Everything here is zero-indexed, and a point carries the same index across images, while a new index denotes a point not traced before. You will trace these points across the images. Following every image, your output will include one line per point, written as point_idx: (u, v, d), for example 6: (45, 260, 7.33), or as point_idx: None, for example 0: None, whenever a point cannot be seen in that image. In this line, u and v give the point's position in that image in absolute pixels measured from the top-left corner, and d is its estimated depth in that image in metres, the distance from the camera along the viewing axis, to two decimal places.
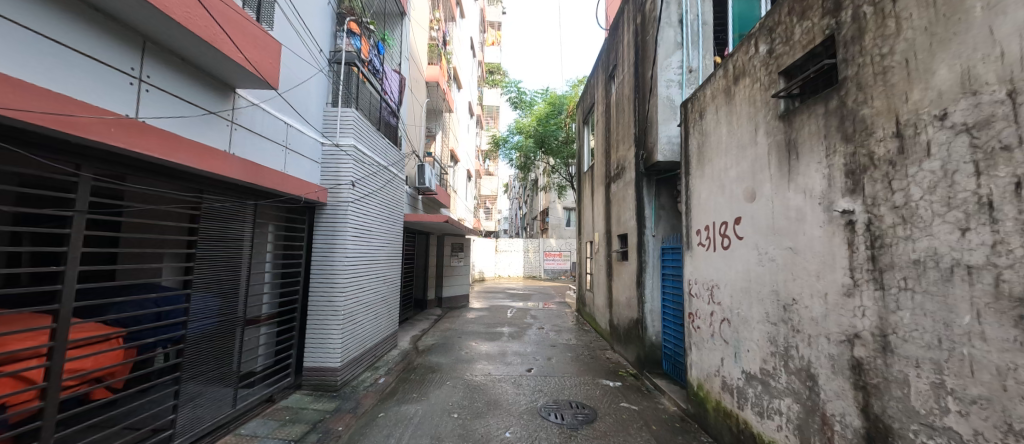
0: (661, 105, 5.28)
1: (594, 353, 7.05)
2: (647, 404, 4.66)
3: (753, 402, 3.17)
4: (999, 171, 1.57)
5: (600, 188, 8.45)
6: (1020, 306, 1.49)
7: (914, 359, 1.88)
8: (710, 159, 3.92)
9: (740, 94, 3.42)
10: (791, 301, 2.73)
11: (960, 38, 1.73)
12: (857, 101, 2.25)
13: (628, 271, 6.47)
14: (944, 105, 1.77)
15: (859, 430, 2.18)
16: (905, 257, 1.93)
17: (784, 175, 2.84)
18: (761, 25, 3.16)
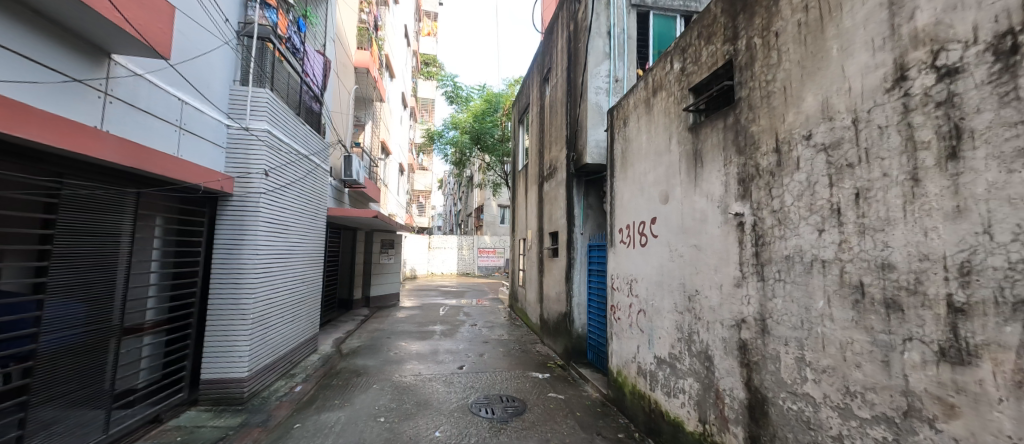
0: (591, 110, 5.59)
1: (525, 347, 7.25)
2: (572, 393, 4.93)
3: (662, 383, 3.52)
4: (844, 183, 1.93)
5: (533, 187, 8.72)
6: (855, 292, 1.85)
7: (785, 338, 2.24)
8: (632, 164, 4.26)
9: (658, 105, 3.76)
10: (695, 292, 3.09)
11: (822, 72, 2.08)
12: (749, 118, 2.61)
13: (558, 268, 6.75)
14: (810, 127, 2.13)
15: (743, 401, 2.55)
16: (779, 253, 2.29)
17: (691, 181, 3.19)
18: (676, 45, 3.52)
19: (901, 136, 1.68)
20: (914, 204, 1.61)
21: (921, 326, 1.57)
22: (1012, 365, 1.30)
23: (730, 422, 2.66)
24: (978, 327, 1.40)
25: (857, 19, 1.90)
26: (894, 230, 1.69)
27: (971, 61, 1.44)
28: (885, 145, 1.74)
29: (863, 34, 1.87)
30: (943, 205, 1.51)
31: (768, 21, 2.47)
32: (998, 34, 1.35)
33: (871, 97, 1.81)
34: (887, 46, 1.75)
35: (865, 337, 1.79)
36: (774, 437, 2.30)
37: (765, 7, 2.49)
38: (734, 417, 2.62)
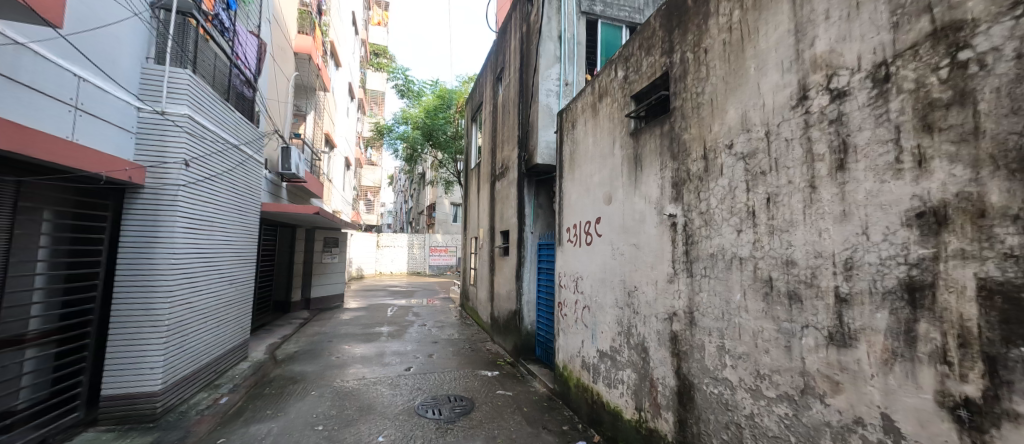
0: (541, 112, 5.73)
1: (475, 346, 7.25)
2: (520, 389, 5.02)
3: (604, 375, 3.70)
4: (758, 189, 2.15)
5: (485, 185, 8.74)
6: (765, 285, 2.08)
7: (709, 329, 2.45)
8: (579, 166, 4.41)
9: (603, 110, 3.94)
10: (633, 288, 3.28)
11: (742, 88, 2.31)
12: (681, 127, 2.82)
13: (509, 267, 6.82)
14: (732, 138, 2.35)
15: (673, 388, 2.76)
16: (705, 251, 2.50)
17: (632, 184, 3.38)
18: (619, 54, 3.71)
19: (802, 148, 1.90)
20: (811, 208, 1.83)
21: (814, 314, 1.79)
22: (882, 345, 1.52)
23: (662, 408, 2.87)
24: (855, 313, 1.62)
25: (771, 42, 2.12)
26: (795, 231, 1.91)
27: (855, 86, 1.66)
28: (790, 156, 1.96)
29: (774, 56, 2.09)
30: (832, 209, 1.73)
31: (698, 38, 2.69)
32: (876, 64, 1.58)
33: (780, 112, 2.04)
34: (793, 68, 1.98)
35: (772, 325, 2.02)
36: (698, 419, 2.51)
37: (697, 25, 2.71)
38: (666, 403, 2.83)
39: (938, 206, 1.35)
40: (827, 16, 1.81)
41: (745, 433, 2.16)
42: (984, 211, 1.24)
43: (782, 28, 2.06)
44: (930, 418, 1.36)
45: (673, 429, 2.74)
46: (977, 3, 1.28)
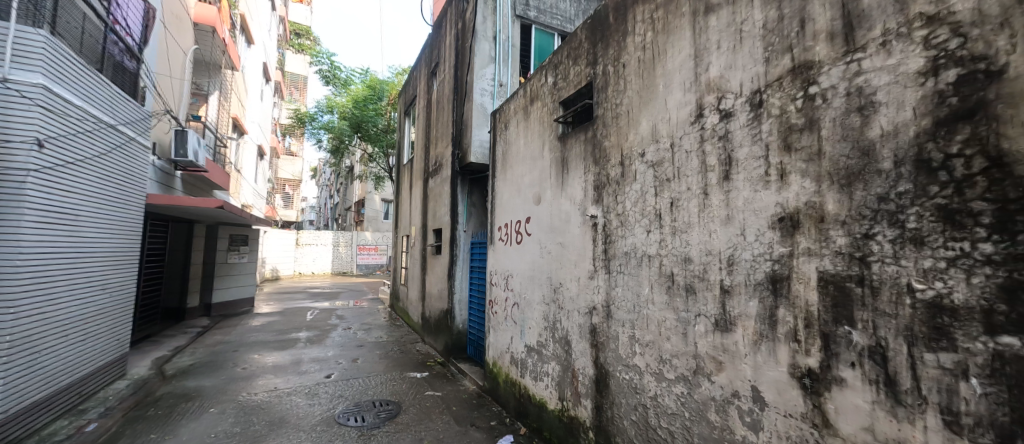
0: (476, 110, 5.75)
1: (404, 348, 7.05)
2: (449, 389, 5.00)
3: (530, 369, 3.85)
4: (664, 194, 2.41)
5: (418, 182, 8.52)
6: (668, 279, 2.33)
7: (623, 321, 2.68)
8: (511, 166, 4.52)
9: (534, 113, 4.08)
10: (559, 285, 3.46)
11: (652, 102, 2.55)
12: (602, 134, 3.03)
13: (441, 265, 6.73)
14: (644, 147, 2.60)
15: (592, 376, 2.97)
16: (621, 250, 2.73)
17: (559, 185, 3.55)
18: (550, 61, 3.87)
19: (698, 159, 2.17)
20: (704, 211, 2.09)
21: (705, 304, 2.06)
22: (753, 328, 1.79)
23: (582, 396, 3.08)
24: (735, 302, 1.89)
25: (675, 64, 2.39)
26: (692, 231, 2.18)
27: (738, 108, 1.94)
28: (689, 166, 2.22)
29: (678, 76, 2.36)
30: (719, 213, 2.00)
31: (618, 53, 2.92)
32: (754, 91, 1.86)
33: (681, 127, 2.30)
34: (692, 89, 2.25)
35: (673, 315, 2.27)
36: (612, 403, 2.74)
37: (617, 41, 2.94)
38: (585, 391, 3.03)
39: (794, 213, 1.64)
40: (718, 46, 2.09)
41: (651, 413, 2.40)
42: (823, 217, 1.53)
43: (684, 52, 2.32)
44: (785, 387, 1.64)
45: (592, 415, 2.95)
46: (822, 48, 1.57)
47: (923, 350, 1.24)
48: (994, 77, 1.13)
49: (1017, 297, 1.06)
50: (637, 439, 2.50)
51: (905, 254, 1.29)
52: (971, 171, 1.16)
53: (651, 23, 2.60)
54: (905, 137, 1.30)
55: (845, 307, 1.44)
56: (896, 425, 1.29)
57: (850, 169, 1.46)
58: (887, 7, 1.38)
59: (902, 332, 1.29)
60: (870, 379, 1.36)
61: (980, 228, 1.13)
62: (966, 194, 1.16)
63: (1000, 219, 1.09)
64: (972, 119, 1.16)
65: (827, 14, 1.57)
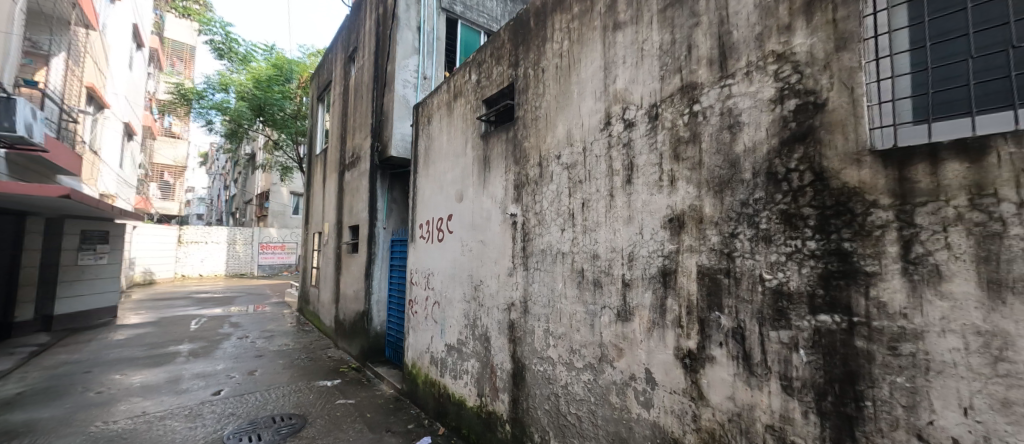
0: (398, 102, 5.51)
1: (313, 355, 6.51)
2: (364, 395, 4.74)
3: (450, 367, 3.82)
4: (576, 195, 2.56)
5: (332, 175, 7.92)
6: (578, 274, 2.49)
7: (539, 315, 2.79)
8: (433, 162, 4.42)
9: (457, 110, 4.05)
10: (479, 282, 3.49)
11: (567, 108, 2.70)
12: (522, 135, 3.12)
13: (357, 265, 6.34)
14: (559, 150, 2.73)
15: (509, 370, 3.06)
16: (538, 247, 2.85)
17: (481, 183, 3.58)
18: (474, 58, 3.86)
19: (606, 164, 2.35)
20: (611, 212, 2.27)
21: (610, 297, 2.24)
22: (647, 317, 2.01)
23: (499, 391, 3.15)
24: (634, 294, 2.09)
25: (588, 74, 2.55)
26: (600, 230, 2.35)
27: (639, 119, 2.14)
28: (598, 169, 2.39)
29: (590, 85, 2.53)
30: (622, 213, 2.19)
31: (538, 57, 3.03)
32: (651, 105, 2.07)
33: (593, 133, 2.47)
34: (602, 98, 2.43)
35: (583, 308, 2.44)
36: (527, 395, 2.85)
37: (537, 46, 3.05)
38: (502, 386, 3.11)
39: (680, 214, 1.86)
40: (624, 61, 2.28)
41: (562, 401, 2.55)
42: (702, 219, 1.76)
43: (596, 63, 2.49)
44: (671, 367, 1.87)
45: (508, 409, 3.04)
46: (703, 72, 1.82)
47: (769, 329, 1.50)
48: (818, 108, 1.41)
49: (830, 283, 1.34)
50: (549, 428, 2.63)
51: (758, 250, 1.55)
52: (802, 183, 1.43)
53: (567, 32, 2.74)
54: (760, 153, 1.56)
55: (716, 296, 1.69)
56: (749, 392, 1.55)
57: (721, 177, 1.70)
58: (750, 43, 1.64)
59: (755, 315, 1.55)
60: (732, 356, 1.61)
61: (807, 229, 1.41)
62: (798, 201, 1.43)
63: (821, 221, 1.36)
64: (804, 141, 1.44)
65: (708, 43, 1.81)
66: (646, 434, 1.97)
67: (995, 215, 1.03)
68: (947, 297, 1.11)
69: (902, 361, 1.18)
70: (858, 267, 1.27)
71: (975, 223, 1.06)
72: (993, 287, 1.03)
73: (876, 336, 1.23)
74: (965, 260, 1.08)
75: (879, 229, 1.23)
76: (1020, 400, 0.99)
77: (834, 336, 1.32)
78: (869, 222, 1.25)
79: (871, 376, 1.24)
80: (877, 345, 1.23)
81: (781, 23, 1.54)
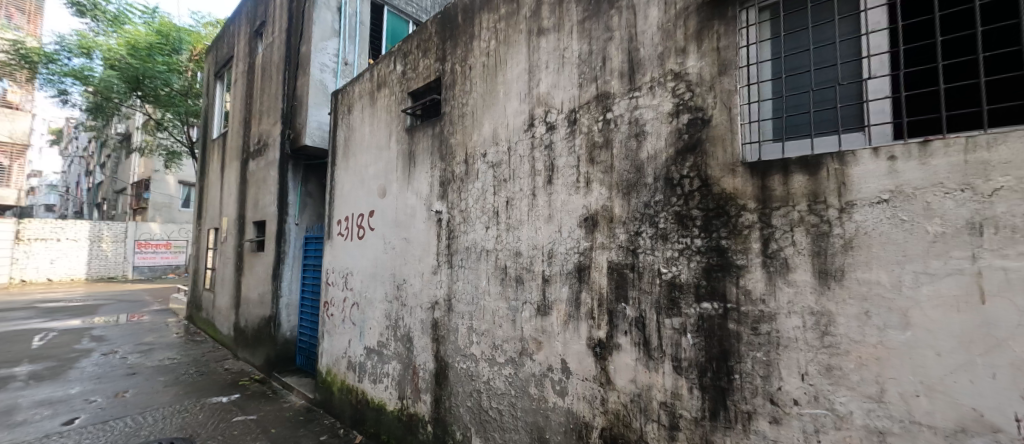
0: (314, 87, 5.09)
1: (205, 368, 5.73)
2: (269, 409, 4.31)
3: (369, 372, 3.65)
4: (501, 193, 2.61)
5: (233, 163, 7.04)
6: (502, 271, 2.54)
7: (463, 313, 2.79)
8: (353, 154, 4.17)
9: (381, 100, 3.87)
10: (402, 281, 3.37)
11: (493, 107, 2.73)
12: (448, 131, 3.09)
13: (262, 265, 5.72)
14: (485, 149, 2.76)
15: (431, 370, 3.01)
16: (463, 244, 2.84)
17: (405, 179, 3.46)
18: (399, 48, 3.72)
19: (529, 164, 2.43)
20: (533, 211, 2.36)
21: (530, 292, 2.33)
22: (564, 311, 2.12)
23: (421, 392, 3.09)
24: (553, 289, 2.20)
25: (513, 75, 2.61)
26: (522, 228, 2.43)
27: (559, 123, 2.25)
28: (522, 169, 2.47)
29: (515, 86, 2.59)
30: (543, 212, 2.28)
31: (465, 54, 3.02)
32: (571, 111, 2.19)
33: (517, 134, 2.54)
34: (526, 100, 2.50)
35: (505, 304, 2.50)
36: (449, 394, 2.84)
37: (464, 42, 3.03)
38: (424, 386, 3.06)
39: (594, 214, 2.00)
40: (547, 66, 2.38)
41: (484, 397, 2.58)
42: (612, 218, 1.92)
43: (521, 66, 2.56)
44: (584, 356, 2.00)
45: (430, 409, 3.00)
46: (615, 83, 1.97)
47: (664, 317, 1.69)
48: (705, 123, 1.62)
49: (711, 275, 1.55)
50: (471, 424, 2.65)
51: (657, 247, 1.73)
52: (692, 187, 1.63)
53: (495, 32, 2.77)
54: (660, 161, 1.75)
55: (623, 288, 1.85)
56: (648, 374, 1.73)
57: (629, 181, 1.87)
58: (654, 61, 1.82)
59: (654, 305, 1.73)
60: (635, 343, 1.78)
61: (695, 228, 1.61)
62: (689, 204, 1.63)
63: (705, 222, 1.57)
64: (694, 152, 1.64)
65: (619, 57, 1.96)
66: (561, 421, 2.09)
67: (825, 217, 1.28)
68: (793, 285, 1.35)
69: (760, 338, 1.41)
70: (732, 261, 1.49)
71: (812, 224, 1.31)
72: (822, 276, 1.28)
73: (743, 319, 1.45)
74: (805, 254, 1.32)
75: (746, 228, 1.45)
76: (838, 365, 1.25)
77: (713, 321, 1.53)
78: (740, 222, 1.47)
79: (739, 354, 1.46)
80: (744, 327, 1.45)
81: (678, 46, 1.73)
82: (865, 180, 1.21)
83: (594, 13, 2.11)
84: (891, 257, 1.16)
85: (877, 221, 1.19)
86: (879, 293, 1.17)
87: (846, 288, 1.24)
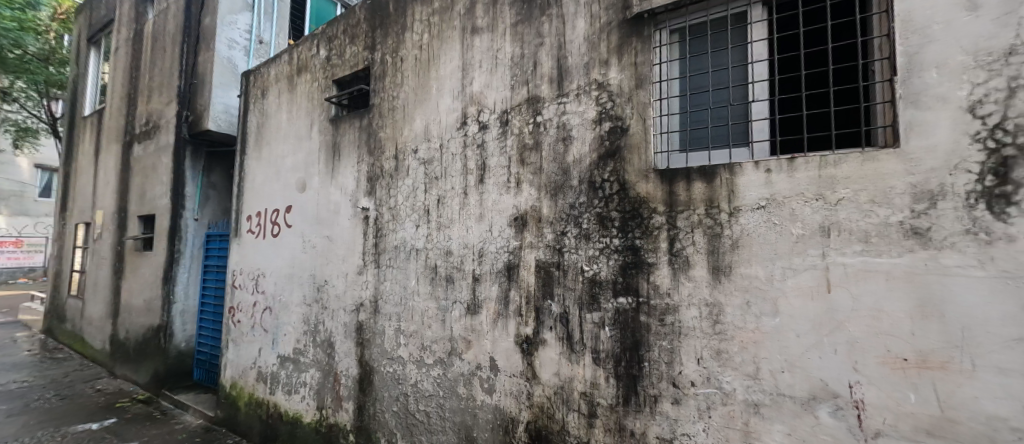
0: (220, 65, 4.53)
1: (70, 390, 4.81)
2: (156, 432, 3.75)
3: (283, 382, 3.35)
4: (432, 191, 2.55)
5: (112, 146, 5.99)
6: (432, 271, 2.49)
7: (390, 314, 2.69)
8: (268, 143, 3.79)
9: (301, 86, 3.57)
10: (323, 283, 3.15)
11: (426, 102, 2.67)
12: (377, 124, 2.95)
13: (149, 266, 4.95)
14: (416, 145, 2.68)
15: (355, 376, 2.86)
16: (391, 243, 2.73)
17: (328, 173, 3.23)
18: (323, 31, 3.46)
19: (461, 162, 2.41)
20: (464, 209, 2.35)
21: (460, 292, 2.32)
22: (493, 309, 2.15)
23: (343, 400, 2.92)
24: (483, 288, 2.21)
25: (446, 71, 2.57)
26: (453, 227, 2.40)
27: (492, 122, 2.27)
28: (454, 167, 2.44)
29: (448, 83, 2.55)
30: (475, 211, 2.29)
31: (396, 45, 2.90)
32: (503, 112, 2.23)
33: (449, 131, 2.51)
34: (459, 97, 2.48)
35: (435, 304, 2.46)
36: (374, 400, 2.72)
37: (396, 32, 2.91)
38: (347, 394, 2.89)
39: (524, 214, 2.06)
40: (480, 65, 2.38)
41: (411, 400, 2.51)
42: (541, 219, 1.99)
43: (454, 62, 2.53)
44: (511, 353, 2.05)
45: (353, 417, 2.84)
46: (545, 88, 2.05)
47: (585, 312, 1.79)
48: (623, 131, 1.75)
49: (626, 272, 1.68)
50: (397, 429, 2.56)
51: (580, 246, 1.83)
52: (612, 191, 1.75)
53: (427, 26, 2.71)
54: (585, 164, 1.85)
55: (549, 286, 1.93)
56: (570, 367, 1.82)
57: (556, 183, 1.95)
58: (580, 69, 1.92)
59: (577, 301, 1.82)
60: (559, 337, 1.87)
61: (613, 229, 1.73)
62: (609, 206, 1.75)
63: (623, 223, 1.70)
64: (614, 158, 1.76)
65: (549, 63, 2.04)
66: (489, 418, 2.12)
67: (718, 220, 1.46)
68: (692, 279, 1.51)
69: (666, 328, 1.57)
70: (644, 259, 1.63)
71: (708, 226, 1.48)
72: (715, 271, 1.46)
73: (652, 312, 1.60)
74: (702, 253, 1.49)
75: (656, 229, 1.60)
76: (726, 349, 1.43)
77: (627, 314, 1.67)
78: (651, 224, 1.62)
79: (648, 343, 1.60)
80: (652, 319, 1.60)
81: (601, 58, 1.85)
82: (749, 188, 1.41)
83: (526, 17, 2.17)
84: (767, 255, 1.36)
85: (757, 224, 1.38)
86: (758, 286, 1.37)
87: (733, 282, 1.42)
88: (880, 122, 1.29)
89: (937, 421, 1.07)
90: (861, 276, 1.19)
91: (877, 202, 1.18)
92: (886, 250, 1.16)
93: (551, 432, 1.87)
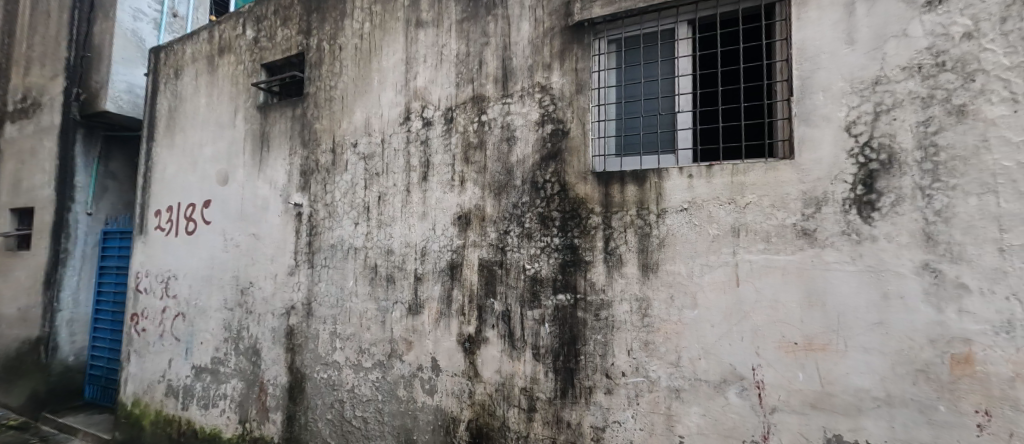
0: (121, 37, 3.97)
1: None
2: None
3: (198, 395, 3.03)
4: (372, 187, 2.45)
5: None
6: (371, 270, 2.40)
7: (325, 317, 2.54)
8: (182, 129, 3.40)
9: (223, 68, 3.24)
10: (248, 285, 2.90)
11: (366, 95, 2.56)
12: (313, 115, 2.77)
13: (25, 268, 4.21)
14: (356, 138, 2.56)
15: (284, 385, 2.66)
16: (327, 242, 2.59)
17: (255, 165, 2.97)
18: (251, 9, 3.17)
19: (404, 159, 2.34)
20: (406, 207, 2.29)
21: (401, 292, 2.26)
22: (436, 309, 2.12)
23: (270, 411, 2.71)
24: (425, 288, 2.17)
25: (389, 64, 2.48)
26: (395, 225, 2.33)
27: (436, 119, 2.24)
28: (396, 163, 2.37)
29: (391, 76, 2.47)
30: (417, 209, 2.24)
31: (335, 32, 2.74)
32: (447, 109, 2.20)
33: (391, 126, 2.43)
34: (403, 92, 2.41)
35: (374, 305, 2.36)
36: (306, 409, 2.55)
37: (334, 19, 2.75)
38: (274, 404, 2.68)
39: (467, 213, 2.06)
40: (425, 60, 2.33)
41: (347, 406, 2.40)
42: (485, 217, 2.00)
43: (397, 55, 2.45)
44: (454, 353, 2.04)
45: (281, 429, 2.64)
46: (490, 87, 2.06)
47: (526, 309, 1.83)
48: (564, 134, 1.81)
49: (565, 270, 1.74)
50: (331, 438, 2.43)
51: (522, 245, 1.87)
52: (553, 191, 1.81)
53: (369, 14, 2.60)
54: (528, 165, 1.89)
55: (491, 284, 1.94)
56: (511, 363, 1.85)
57: (499, 182, 1.97)
58: (524, 71, 1.95)
59: (518, 299, 1.86)
60: (500, 335, 1.89)
61: (553, 228, 1.79)
62: (550, 206, 1.81)
63: (562, 223, 1.76)
64: (555, 159, 1.82)
65: (494, 63, 2.05)
66: (429, 420, 2.09)
67: (648, 221, 1.57)
68: (625, 276, 1.61)
69: (600, 323, 1.65)
70: (582, 257, 1.70)
71: (638, 226, 1.59)
72: (644, 269, 1.57)
73: (588, 307, 1.68)
74: (633, 251, 1.60)
75: (593, 229, 1.68)
76: (653, 341, 1.54)
77: (565, 310, 1.73)
78: (588, 224, 1.70)
79: (584, 337, 1.68)
80: (589, 314, 1.68)
81: (544, 61, 1.90)
82: (674, 191, 1.53)
83: (472, 15, 2.16)
84: (688, 253, 1.49)
85: (680, 225, 1.51)
86: (680, 281, 1.50)
87: (659, 278, 1.54)
88: (780, 136, 1.47)
89: (819, 395, 1.24)
90: (764, 271, 1.35)
91: (777, 207, 1.34)
92: (783, 248, 1.33)
93: (491, 429, 1.89)
